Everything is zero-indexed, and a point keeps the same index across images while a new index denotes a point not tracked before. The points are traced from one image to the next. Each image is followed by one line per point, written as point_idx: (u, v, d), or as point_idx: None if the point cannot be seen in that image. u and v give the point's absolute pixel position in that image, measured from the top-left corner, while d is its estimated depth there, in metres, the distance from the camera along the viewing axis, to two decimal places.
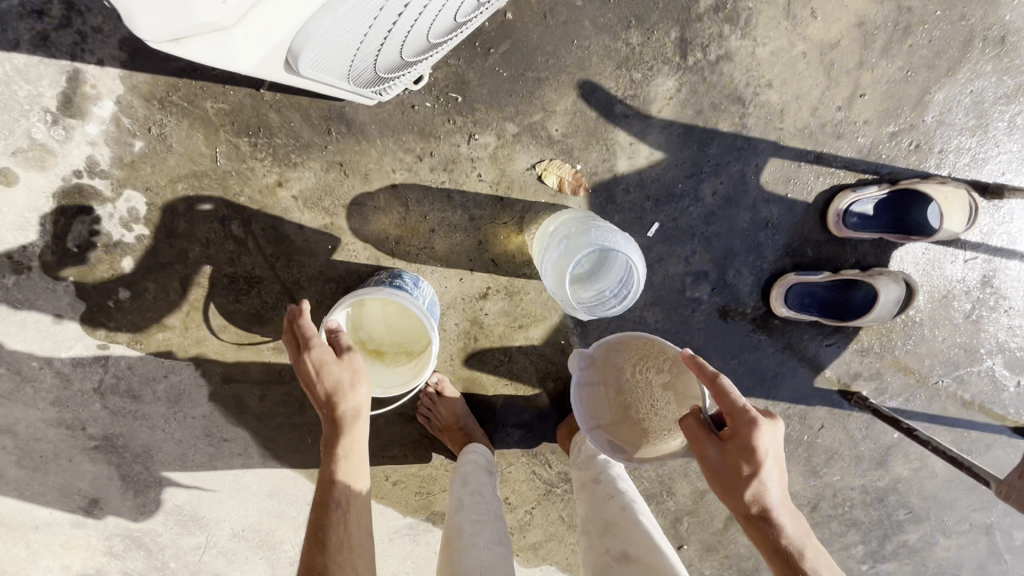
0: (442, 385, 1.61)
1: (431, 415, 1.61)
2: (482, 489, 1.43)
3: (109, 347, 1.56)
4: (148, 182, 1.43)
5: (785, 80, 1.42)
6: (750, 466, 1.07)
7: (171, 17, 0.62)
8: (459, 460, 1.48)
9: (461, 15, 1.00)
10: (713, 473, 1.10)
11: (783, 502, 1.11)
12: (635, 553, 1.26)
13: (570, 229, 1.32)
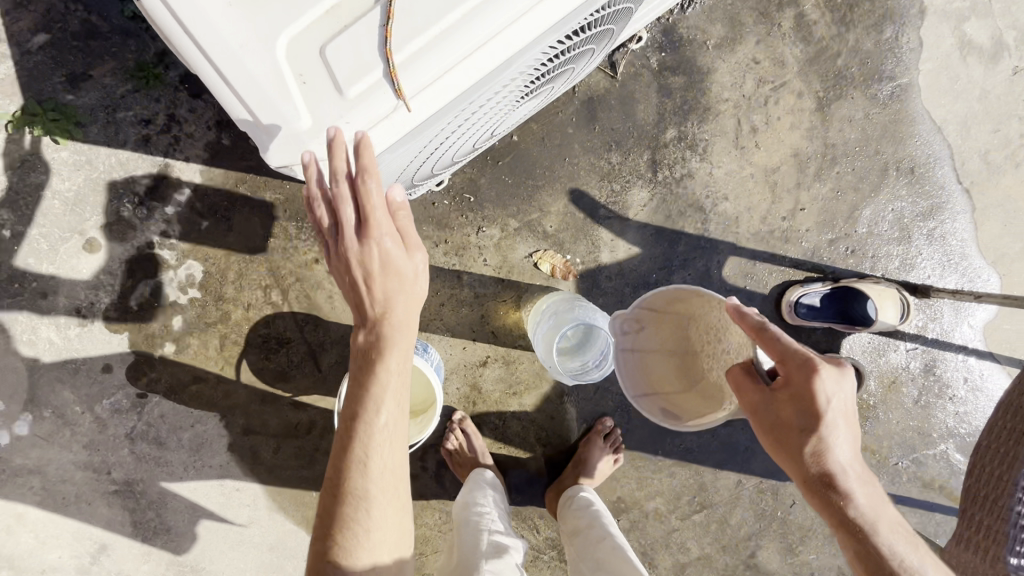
0: (465, 421, 1.77)
1: (453, 447, 1.76)
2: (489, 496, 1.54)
3: (147, 395, 1.74)
4: (207, 254, 1.69)
5: (738, 195, 1.75)
6: (810, 415, 1.06)
7: (291, 157, 0.88)
8: (471, 476, 1.62)
9: (478, 142, 1.33)
10: (771, 424, 1.10)
11: (852, 468, 1.06)
12: None
13: (559, 307, 1.61)
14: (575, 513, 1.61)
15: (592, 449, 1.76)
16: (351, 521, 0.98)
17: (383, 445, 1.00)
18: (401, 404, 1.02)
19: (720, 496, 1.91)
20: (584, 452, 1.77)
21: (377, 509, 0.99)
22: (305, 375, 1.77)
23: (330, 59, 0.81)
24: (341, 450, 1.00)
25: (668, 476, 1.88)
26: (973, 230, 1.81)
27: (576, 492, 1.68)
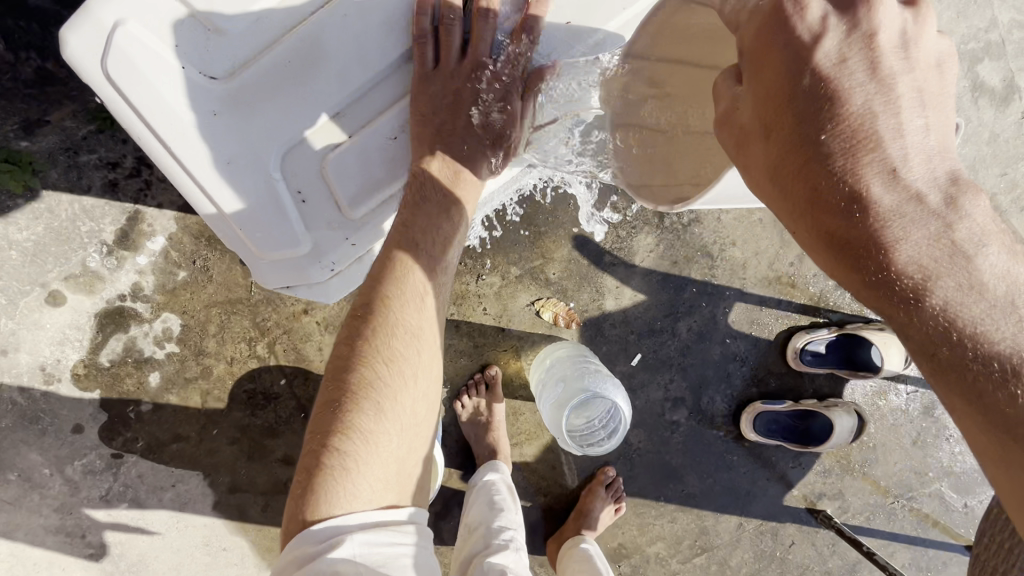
0: (494, 381, 1.66)
1: (474, 406, 1.66)
2: (501, 501, 1.49)
3: (124, 455, 1.63)
4: (185, 306, 1.57)
5: (745, 240, 1.70)
6: (807, 110, 0.67)
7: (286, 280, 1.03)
8: (482, 480, 1.57)
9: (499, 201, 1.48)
10: (742, 139, 0.72)
11: (908, 178, 0.65)
12: None
13: (569, 370, 1.49)
14: (578, 563, 1.57)
15: (594, 499, 1.72)
16: (392, 364, 0.96)
17: (436, 289, 1.05)
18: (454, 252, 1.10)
19: (721, 539, 1.90)
20: (585, 503, 1.72)
21: (425, 352, 1.00)
22: (295, 430, 1.68)
23: (325, 177, 0.97)
24: (385, 283, 1.00)
25: (671, 521, 1.86)
26: None
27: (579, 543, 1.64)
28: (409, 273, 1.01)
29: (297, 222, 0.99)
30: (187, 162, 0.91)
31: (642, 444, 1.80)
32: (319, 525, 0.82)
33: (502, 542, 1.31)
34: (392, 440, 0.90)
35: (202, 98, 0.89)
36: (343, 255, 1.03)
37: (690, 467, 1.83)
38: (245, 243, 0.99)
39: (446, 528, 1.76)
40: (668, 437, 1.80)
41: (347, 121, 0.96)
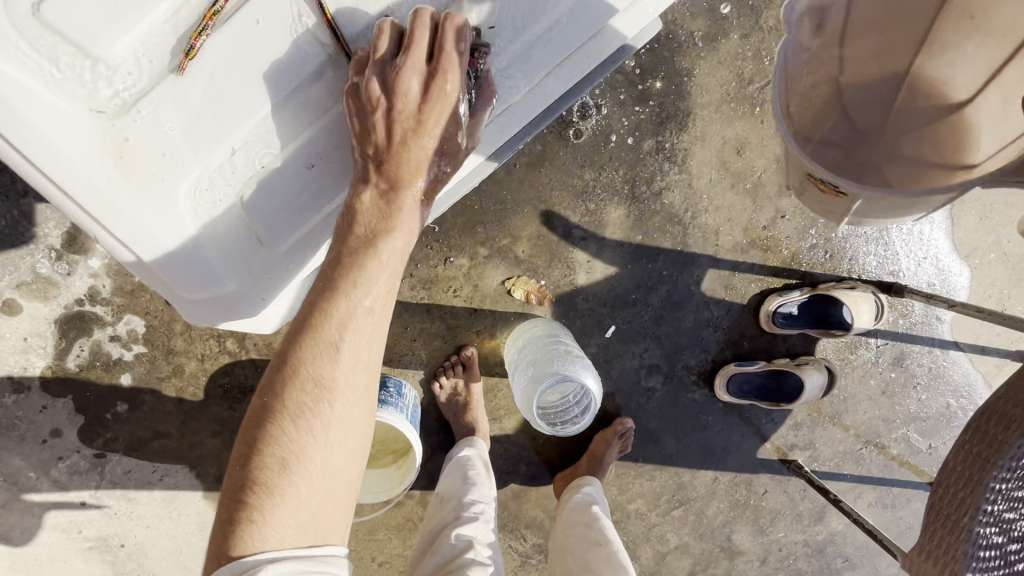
0: (472, 362, 1.66)
1: (451, 384, 1.66)
2: (475, 475, 1.53)
3: (107, 454, 1.65)
4: (147, 307, 1.55)
5: (718, 206, 1.66)
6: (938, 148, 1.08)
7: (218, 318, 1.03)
8: (456, 453, 1.61)
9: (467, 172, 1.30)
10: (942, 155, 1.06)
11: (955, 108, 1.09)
12: None
13: (541, 353, 1.50)
14: (582, 526, 1.52)
15: (605, 447, 1.76)
16: (300, 420, 0.95)
17: (356, 336, 0.99)
18: (389, 295, 1.04)
19: (698, 492, 1.98)
20: (596, 449, 1.77)
21: (338, 404, 0.97)
22: None
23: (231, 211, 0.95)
24: (302, 331, 0.98)
25: (649, 479, 1.94)
26: (949, 226, 1.78)
27: (586, 484, 1.64)
28: (324, 320, 0.98)
29: (217, 261, 0.97)
30: (88, 204, 0.90)
31: (620, 411, 1.84)
32: (241, 560, 0.86)
33: (471, 517, 1.42)
34: (301, 492, 0.92)
35: (94, 136, 0.90)
36: (263, 290, 1.01)
37: (668, 429, 1.89)
38: (167, 285, 0.97)
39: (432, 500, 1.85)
40: (645, 403, 1.84)
41: (253, 150, 0.94)
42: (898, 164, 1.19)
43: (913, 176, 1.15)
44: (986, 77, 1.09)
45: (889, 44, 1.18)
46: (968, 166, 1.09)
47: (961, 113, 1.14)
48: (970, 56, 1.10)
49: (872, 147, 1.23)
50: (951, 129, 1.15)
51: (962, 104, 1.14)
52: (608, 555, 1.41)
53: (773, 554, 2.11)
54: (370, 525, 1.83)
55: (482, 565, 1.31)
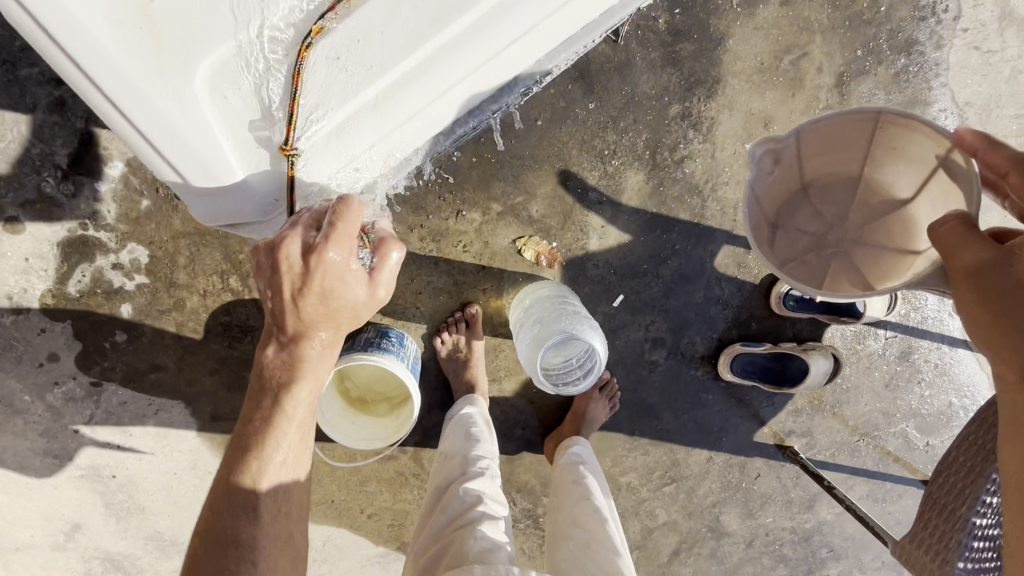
0: (476, 319, 1.64)
1: (454, 340, 1.64)
2: (483, 434, 1.52)
3: (103, 383, 1.64)
4: (151, 237, 1.52)
5: (739, 180, 1.62)
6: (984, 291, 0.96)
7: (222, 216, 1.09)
8: (459, 408, 1.61)
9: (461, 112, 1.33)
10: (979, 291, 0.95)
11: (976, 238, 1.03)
12: (597, 548, 1.31)
13: (547, 311, 1.45)
14: (569, 484, 1.52)
15: (589, 402, 1.75)
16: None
17: (283, 483, 1.04)
18: (309, 439, 1.09)
19: (690, 471, 1.98)
20: (580, 405, 1.77)
21: (261, 561, 0.98)
22: None
23: (268, 135, 0.98)
24: (225, 476, 1.03)
25: (643, 454, 1.93)
26: None
27: (572, 446, 1.64)
28: (249, 473, 1.01)
29: (236, 165, 0.99)
30: (115, 90, 0.81)
31: (620, 382, 1.83)
32: None
33: (477, 472, 1.41)
34: None
35: (118, 6, 0.72)
36: (269, 193, 1.08)
37: (667, 404, 1.88)
38: (180, 185, 1.01)
39: (425, 457, 1.85)
40: (646, 376, 1.83)
41: (275, 53, 0.88)
42: (862, 257, 1.41)
43: (886, 263, 1.36)
44: (915, 186, 1.28)
45: (842, 159, 1.34)
46: (910, 250, 1.29)
47: (909, 207, 1.31)
48: (909, 169, 1.26)
49: (838, 241, 1.46)
50: (899, 224, 1.33)
51: (910, 198, 1.30)
52: (597, 514, 1.40)
53: (759, 538, 2.12)
54: (361, 475, 1.84)
55: (492, 519, 1.29)
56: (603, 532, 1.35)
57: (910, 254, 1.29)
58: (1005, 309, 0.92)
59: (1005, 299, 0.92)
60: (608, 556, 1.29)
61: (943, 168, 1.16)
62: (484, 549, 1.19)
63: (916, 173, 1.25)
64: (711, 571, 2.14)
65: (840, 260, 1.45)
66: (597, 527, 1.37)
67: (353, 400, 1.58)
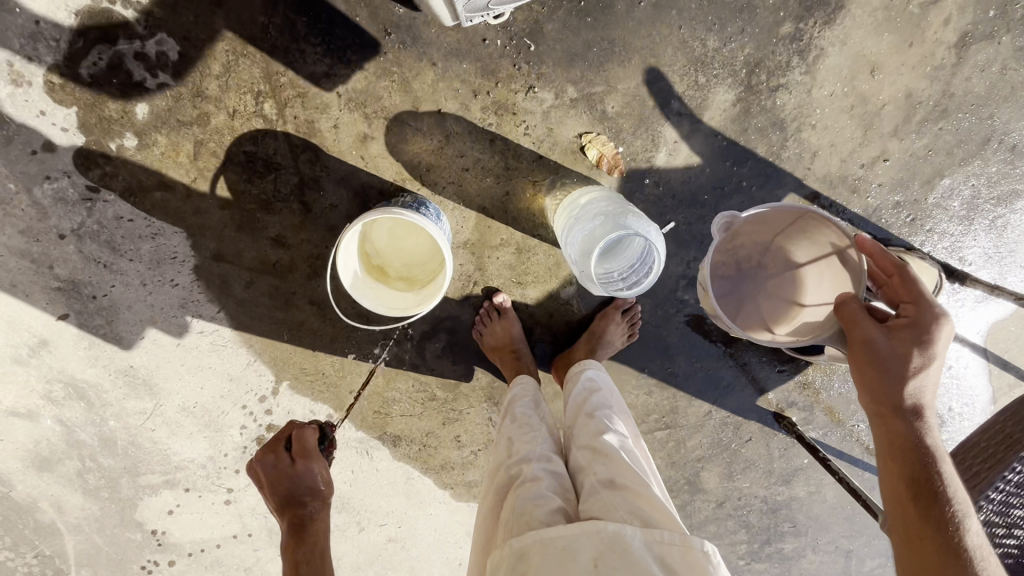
0: (505, 306, 1.65)
1: (485, 332, 1.66)
2: (526, 416, 1.34)
3: (100, 191, 1.48)
4: (188, 31, 1.36)
5: (827, 125, 1.53)
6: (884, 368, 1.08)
7: None
8: (508, 390, 1.46)
9: None
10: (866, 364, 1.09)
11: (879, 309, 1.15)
12: (621, 480, 1.11)
13: (608, 208, 1.36)
14: (581, 418, 1.34)
15: (609, 325, 1.67)
16: None
17: None
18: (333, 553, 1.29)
19: (686, 420, 1.95)
20: (599, 326, 1.68)
21: None
22: (289, 212, 1.53)
23: None
24: None
25: (645, 393, 1.89)
26: None
27: (584, 371, 1.49)
28: None
29: None
30: None
31: (645, 315, 1.76)
32: None
33: (526, 439, 1.27)
34: None
35: None
36: None
37: (681, 348, 1.84)
38: None
39: (427, 350, 1.76)
40: (670, 315, 1.77)
41: None
42: (759, 304, 1.36)
43: (776, 313, 1.35)
44: (812, 255, 1.30)
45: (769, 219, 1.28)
46: (799, 304, 1.33)
47: (800, 270, 1.32)
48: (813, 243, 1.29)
49: (745, 287, 1.35)
50: (790, 284, 1.34)
51: (802, 262, 1.32)
52: (611, 444, 1.22)
53: (731, 501, 2.10)
54: (357, 354, 1.74)
55: (537, 482, 1.14)
56: (623, 462, 1.17)
57: (797, 307, 1.34)
58: (878, 361, 1.08)
59: (881, 355, 1.08)
60: (633, 482, 1.11)
61: (846, 253, 1.25)
62: (526, 515, 1.06)
63: (814, 249, 1.29)
64: None
65: (748, 304, 1.35)
66: (614, 456, 1.19)
67: (375, 267, 1.46)
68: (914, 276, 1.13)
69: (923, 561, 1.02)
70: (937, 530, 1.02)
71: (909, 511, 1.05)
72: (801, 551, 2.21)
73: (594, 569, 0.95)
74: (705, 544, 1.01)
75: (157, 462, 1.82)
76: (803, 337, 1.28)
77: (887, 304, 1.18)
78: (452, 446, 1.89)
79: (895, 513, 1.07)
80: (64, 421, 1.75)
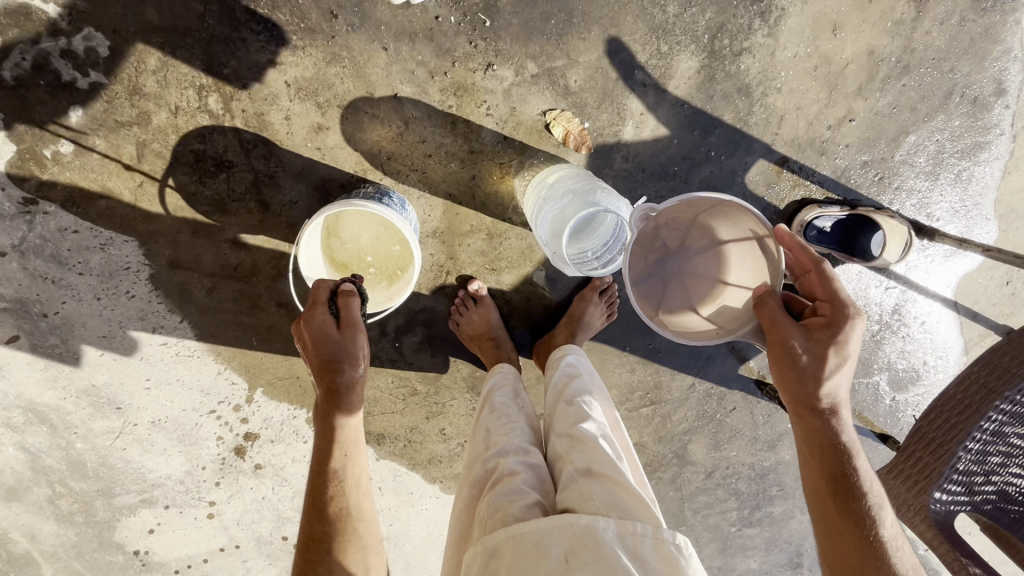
0: (481, 293, 1.62)
1: (462, 321, 1.62)
2: (504, 409, 1.30)
3: (39, 202, 1.39)
4: (116, 24, 1.27)
5: (793, 88, 1.51)
6: (802, 374, 1.06)
7: None
8: (491, 373, 1.45)
9: None
10: (783, 371, 1.08)
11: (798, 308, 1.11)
12: (599, 469, 1.10)
13: (576, 184, 1.34)
14: (561, 406, 1.31)
15: (587, 307, 1.65)
16: None
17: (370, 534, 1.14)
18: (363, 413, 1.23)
19: (670, 394, 1.95)
20: (577, 308, 1.65)
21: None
22: (246, 212, 1.45)
23: None
24: (315, 508, 1.13)
25: (628, 370, 1.89)
26: (1000, 178, 1.69)
27: (565, 356, 1.47)
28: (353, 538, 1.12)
29: None
30: None
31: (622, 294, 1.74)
32: None
33: (507, 432, 1.24)
34: None
35: None
36: None
37: None
38: None
39: (405, 344, 1.72)
40: None
41: None
42: (684, 286, 1.25)
43: (703, 296, 1.24)
44: (735, 235, 1.19)
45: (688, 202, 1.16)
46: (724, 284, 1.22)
47: (724, 248, 1.21)
48: (735, 225, 1.18)
49: (669, 270, 1.25)
50: (713, 264, 1.22)
51: (725, 242, 1.21)
52: (590, 432, 1.19)
53: (720, 470, 2.12)
54: None
55: (514, 476, 1.11)
56: (600, 450, 1.15)
57: (722, 285, 1.23)
58: (796, 365, 1.06)
59: (799, 360, 1.05)
60: (610, 471, 1.10)
61: (766, 241, 1.16)
62: (500, 512, 1.02)
63: (737, 230, 1.19)
64: (667, 495, 2.14)
65: (674, 287, 1.25)
66: (594, 445, 1.16)
67: (341, 263, 1.40)
68: (830, 272, 1.07)
69: (842, 553, 1.04)
70: (852, 521, 1.05)
71: (830, 507, 1.07)
72: (790, 512, 2.23)
73: (566, 565, 0.93)
74: (676, 536, 1.00)
75: (132, 481, 1.76)
76: (726, 324, 1.20)
77: (804, 297, 1.14)
78: (437, 440, 1.86)
79: (816, 507, 1.09)
80: (27, 447, 1.66)
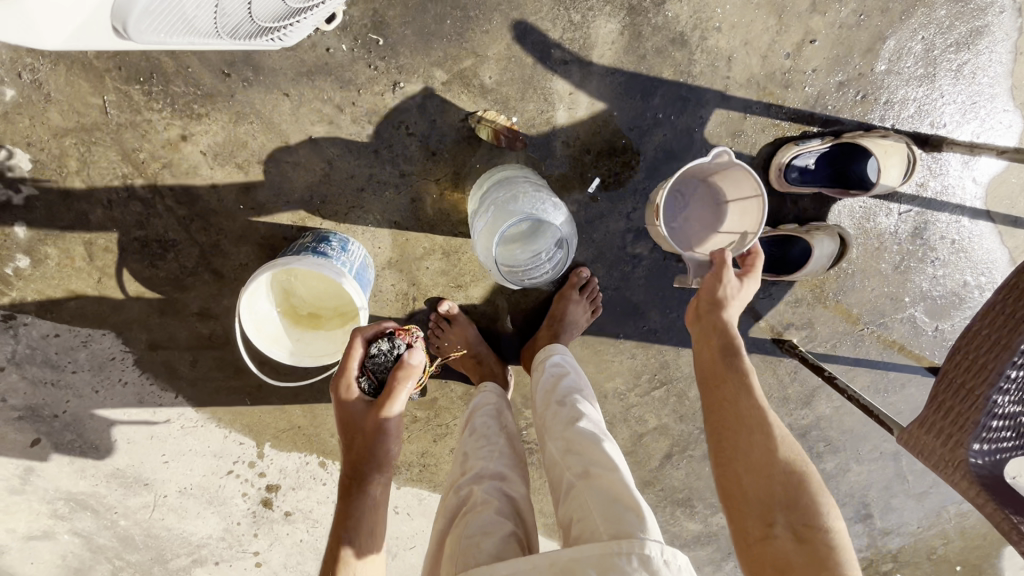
0: (453, 312, 1.55)
1: (442, 343, 1.58)
2: (486, 429, 1.27)
3: (16, 316, 1.46)
4: (29, 135, 1.29)
5: (732, 24, 1.35)
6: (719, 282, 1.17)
7: None
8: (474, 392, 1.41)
9: None
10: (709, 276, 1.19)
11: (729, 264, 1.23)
12: (596, 472, 1.05)
13: (499, 194, 1.25)
14: (552, 406, 1.25)
15: (568, 306, 1.56)
16: None
17: None
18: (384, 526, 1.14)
19: (681, 371, 1.83)
20: (558, 308, 1.57)
21: None
22: (202, 284, 1.47)
23: None
24: None
25: (630, 356, 1.78)
26: (1010, 62, 1.46)
27: (550, 356, 1.42)
28: None
29: None
30: None
31: (601, 282, 1.63)
32: None
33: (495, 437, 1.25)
34: None
35: None
36: None
37: (654, 303, 1.71)
38: None
39: None
40: (629, 273, 1.63)
41: None
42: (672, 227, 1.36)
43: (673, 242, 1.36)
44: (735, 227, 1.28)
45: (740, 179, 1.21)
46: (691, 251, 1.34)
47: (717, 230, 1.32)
48: (738, 217, 1.27)
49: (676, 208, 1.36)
50: (703, 233, 1.34)
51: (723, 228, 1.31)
52: (590, 432, 1.13)
53: None
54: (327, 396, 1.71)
55: (487, 506, 1.07)
56: (598, 450, 1.09)
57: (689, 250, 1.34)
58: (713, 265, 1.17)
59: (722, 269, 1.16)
60: (608, 473, 1.04)
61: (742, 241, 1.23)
62: (472, 548, 0.98)
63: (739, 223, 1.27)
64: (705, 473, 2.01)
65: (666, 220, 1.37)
66: (591, 446, 1.10)
67: (304, 317, 1.39)
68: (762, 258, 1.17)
69: (714, 396, 1.06)
70: (731, 373, 1.07)
71: (716, 366, 1.09)
72: (845, 465, 2.07)
73: None
74: (663, 550, 0.89)
75: (180, 545, 1.83)
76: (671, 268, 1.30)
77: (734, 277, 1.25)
78: (450, 460, 1.84)
79: (703, 370, 1.11)
80: (78, 533, 1.78)
